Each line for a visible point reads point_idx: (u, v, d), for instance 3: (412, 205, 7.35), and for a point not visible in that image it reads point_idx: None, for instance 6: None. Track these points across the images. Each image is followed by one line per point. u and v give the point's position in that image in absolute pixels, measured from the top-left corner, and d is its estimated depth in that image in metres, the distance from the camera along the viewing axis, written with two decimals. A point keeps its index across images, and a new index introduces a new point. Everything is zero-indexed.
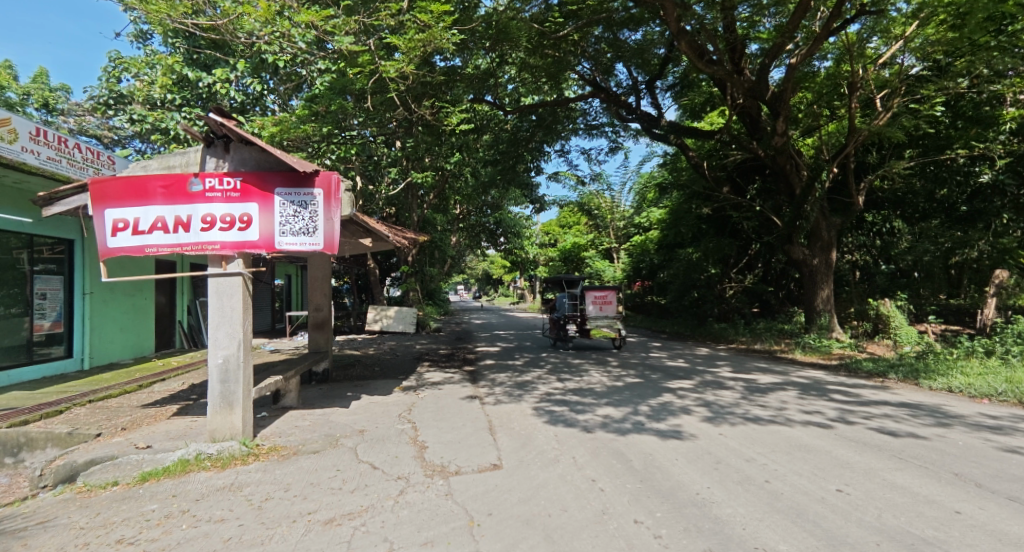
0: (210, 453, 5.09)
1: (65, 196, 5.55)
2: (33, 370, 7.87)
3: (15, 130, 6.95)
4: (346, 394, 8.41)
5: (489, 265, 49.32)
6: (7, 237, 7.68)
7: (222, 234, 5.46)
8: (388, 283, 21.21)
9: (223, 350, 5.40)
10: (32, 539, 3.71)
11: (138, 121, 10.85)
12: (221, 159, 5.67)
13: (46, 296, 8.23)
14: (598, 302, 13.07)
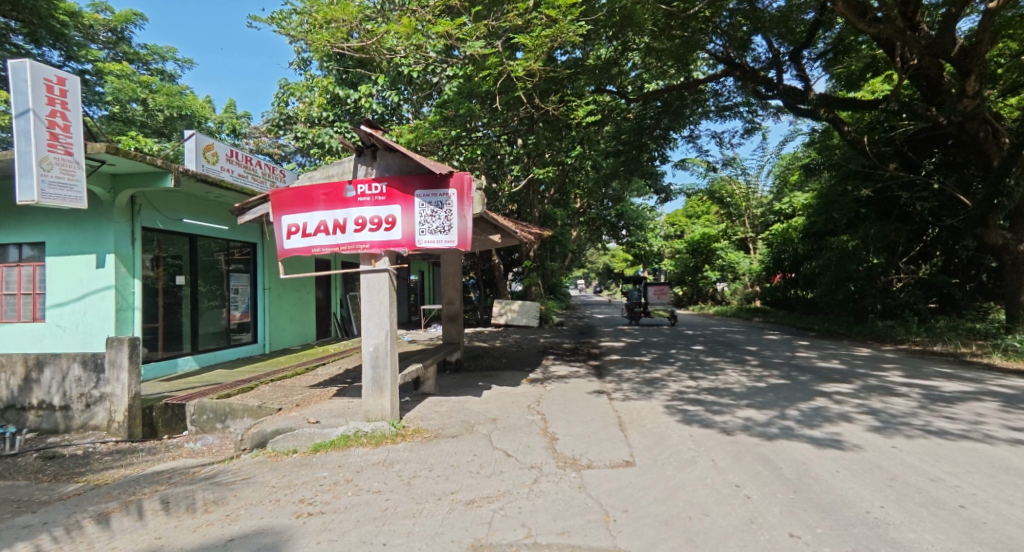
0: (366, 431, 5.62)
1: (253, 206, 6.46)
2: (231, 351, 9.29)
3: (216, 154, 8.30)
4: (477, 383, 8.80)
5: (610, 258, 48.55)
6: (209, 242, 9.12)
7: (372, 234, 5.99)
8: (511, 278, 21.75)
9: (374, 339, 5.92)
10: (240, 492, 4.40)
11: (301, 139, 12.30)
12: (370, 166, 6.16)
13: (238, 291, 9.68)
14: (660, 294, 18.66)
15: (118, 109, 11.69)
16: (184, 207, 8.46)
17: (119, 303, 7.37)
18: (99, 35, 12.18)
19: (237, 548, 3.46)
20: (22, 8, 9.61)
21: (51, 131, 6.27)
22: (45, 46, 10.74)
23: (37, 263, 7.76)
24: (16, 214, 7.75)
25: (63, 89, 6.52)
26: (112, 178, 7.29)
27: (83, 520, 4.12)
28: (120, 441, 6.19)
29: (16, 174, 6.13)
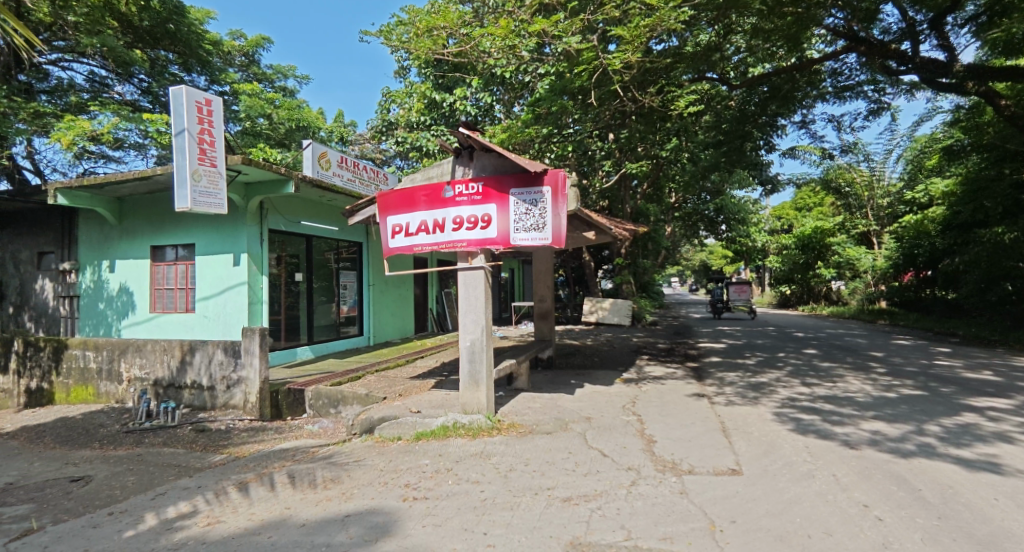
0: (463, 422, 5.78)
1: (362, 208, 6.88)
2: (340, 343, 9.96)
3: (329, 160, 8.95)
4: (570, 381, 8.75)
5: (708, 255, 46.36)
6: (322, 242, 9.82)
7: (468, 233, 6.15)
8: (601, 275, 21.36)
9: (470, 334, 6.07)
10: (353, 472, 4.71)
11: (401, 143, 12.88)
12: (467, 166, 6.33)
13: (346, 287, 10.33)
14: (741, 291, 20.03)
15: (249, 124, 12.84)
16: (302, 210, 9.19)
17: (251, 297, 8.21)
18: (236, 60, 13.63)
19: (352, 526, 3.70)
20: (178, 41, 11.21)
21: (200, 146, 7.12)
22: (193, 72, 12.05)
23: (188, 261, 8.79)
24: (172, 219, 8.80)
25: (211, 109, 7.35)
26: (246, 187, 8.12)
27: (226, 487, 4.61)
28: (253, 419, 6.91)
29: (174, 185, 7.03)
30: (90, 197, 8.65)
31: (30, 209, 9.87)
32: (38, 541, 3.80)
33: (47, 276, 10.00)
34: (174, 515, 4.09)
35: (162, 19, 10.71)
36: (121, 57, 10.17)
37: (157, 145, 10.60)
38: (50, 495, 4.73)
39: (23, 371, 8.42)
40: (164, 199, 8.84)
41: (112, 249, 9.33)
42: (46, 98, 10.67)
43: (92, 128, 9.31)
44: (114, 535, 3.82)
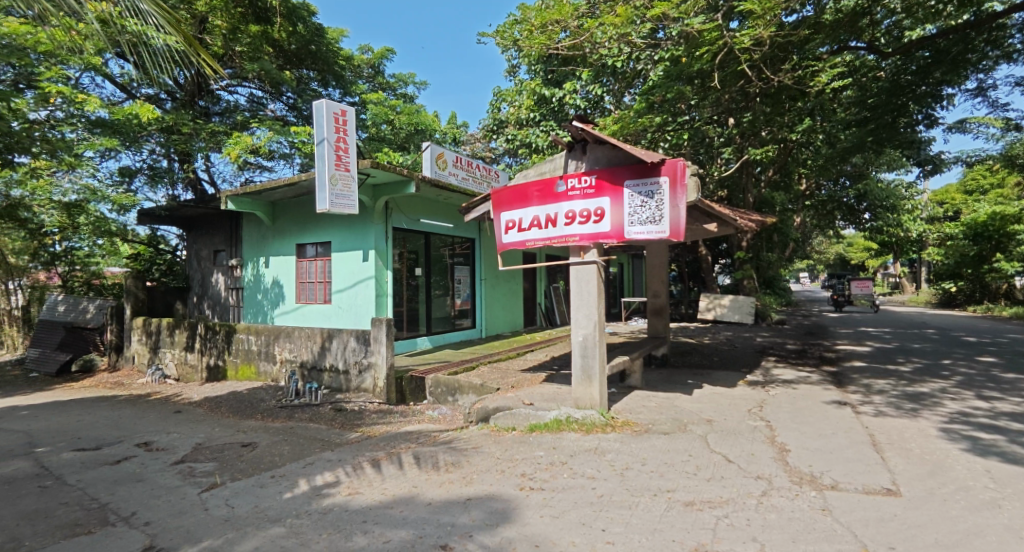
0: (577, 417, 5.77)
1: (478, 205, 7.11)
2: (455, 334, 10.42)
3: (445, 160, 9.37)
4: (686, 381, 8.35)
5: (848, 247, 41.76)
6: (440, 239, 10.35)
7: (580, 227, 6.11)
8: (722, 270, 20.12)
9: (583, 329, 6.04)
10: (472, 458, 4.93)
11: (512, 141, 13.07)
12: (580, 160, 6.28)
13: (460, 281, 10.75)
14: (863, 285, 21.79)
15: (374, 131, 13.74)
16: (422, 209, 9.75)
17: (377, 290, 8.91)
18: (365, 72, 14.79)
19: (474, 509, 3.87)
20: (318, 59, 12.56)
21: (336, 153, 7.82)
22: (330, 87, 13.30)
23: (326, 258, 9.73)
24: (314, 220, 9.80)
25: (345, 119, 8.07)
26: (373, 188, 8.82)
27: (362, 462, 5.07)
28: (381, 403, 7.49)
29: (315, 189, 7.81)
30: (250, 202, 9.93)
31: (207, 214, 11.55)
32: (219, 495, 4.47)
33: (219, 271, 11.66)
34: (322, 483, 4.58)
35: (306, 41, 12.13)
36: (273, 78, 11.49)
37: (303, 156, 11.82)
38: (228, 456, 5.55)
39: (203, 350, 9.92)
40: (309, 202, 9.85)
41: (268, 247, 10.61)
42: (219, 118, 12.30)
43: (253, 142, 10.66)
44: (277, 495, 4.38)
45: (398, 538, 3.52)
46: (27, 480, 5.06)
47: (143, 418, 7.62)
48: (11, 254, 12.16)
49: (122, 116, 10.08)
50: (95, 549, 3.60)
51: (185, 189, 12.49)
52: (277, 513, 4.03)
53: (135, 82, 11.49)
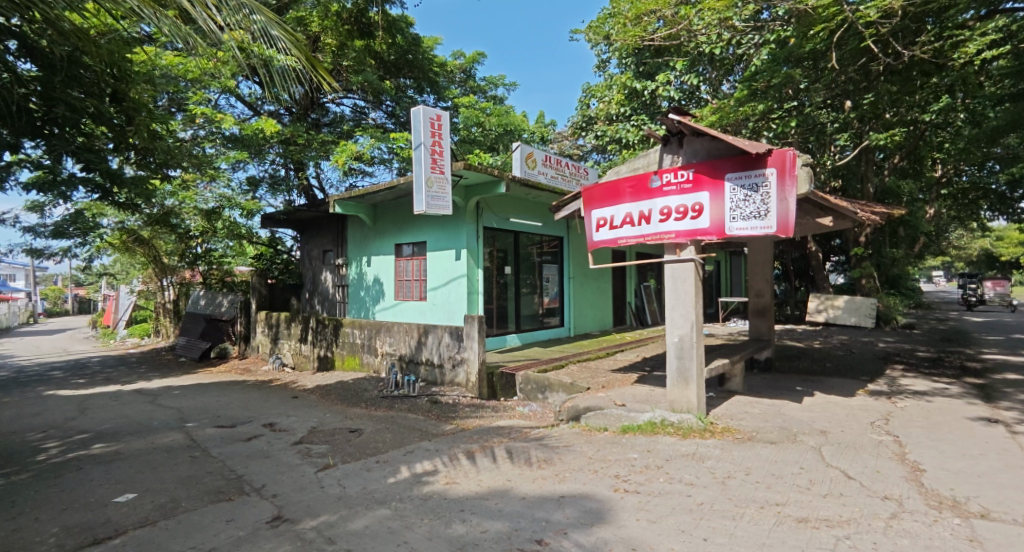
0: (672, 420, 5.48)
1: (569, 203, 6.78)
2: (543, 332, 10.49)
3: (535, 159, 9.35)
4: (795, 387, 7.70)
5: (996, 241, 36.60)
6: (530, 237, 10.46)
7: (677, 224, 5.64)
8: (836, 268, 18.43)
9: (679, 330, 5.63)
10: (565, 456, 4.89)
11: (601, 137, 12.68)
12: (677, 154, 5.75)
13: (549, 279, 10.76)
14: (996, 286, 20.64)
15: (465, 133, 14.07)
16: (512, 208, 9.92)
17: (469, 288, 9.20)
18: (457, 77, 15.31)
19: (569, 507, 3.84)
20: (415, 67, 13.27)
21: (432, 156, 8.15)
22: (426, 93, 13.95)
23: (422, 256, 10.20)
24: (410, 221, 10.33)
25: (441, 124, 8.42)
26: (466, 189, 9.12)
27: (458, 453, 5.18)
28: (474, 396, 7.68)
29: (413, 191, 8.21)
30: (354, 205, 10.70)
31: (317, 217, 12.59)
32: (333, 475, 4.81)
33: (328, 269, 12.67)
34: (420, 471, 4.76)
35: (404, 51, 12.88)
36: (375, 87, 12.25)
37: (400, 160, 12.51)
38: (338, 440, 5.99)
39: (315, 342, 10.83)
40: (405, 205, 10.41)
41: (370, 247, 11.34)
42: (328, 128, 13.37)
43: (357, 149, 11.46)
44: (382, 479, 4.63)
45: (496, 529, 3.58)
46: (179, 450, 5.78)
47: (267, 401, 8.47)
48: (165, 254, 14.46)
49: (251, 131, 11.23)
50: (235, 515, 4.02)
51: (300, 195, 13.68)
52: (382, 496, 4.26)
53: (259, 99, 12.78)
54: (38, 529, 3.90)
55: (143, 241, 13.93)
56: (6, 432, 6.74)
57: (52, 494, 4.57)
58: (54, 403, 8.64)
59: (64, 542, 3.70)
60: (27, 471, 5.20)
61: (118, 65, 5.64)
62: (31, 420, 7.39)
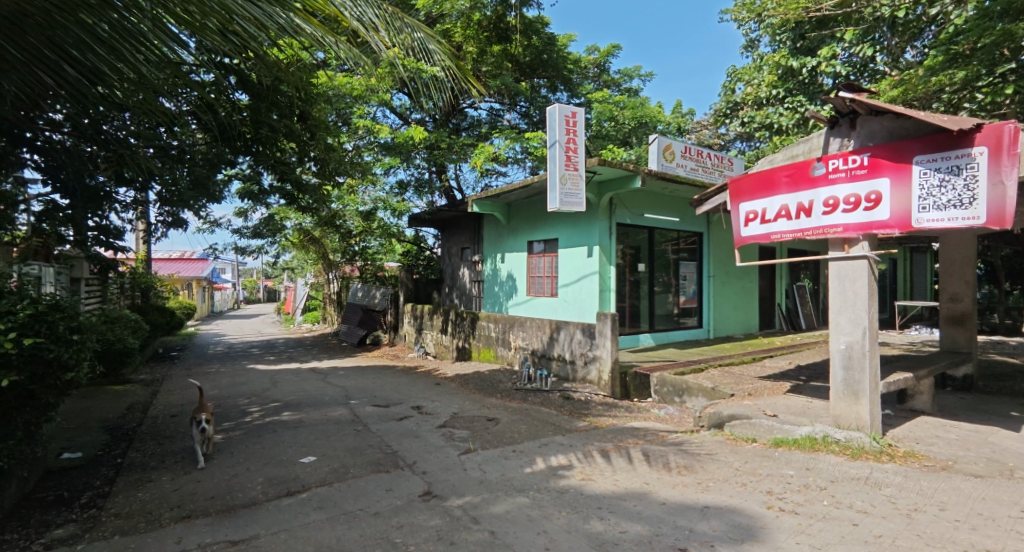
0: (838, 438, 4.68)
1: (711, 196, 6.17)
2: (680, 333, 10.01)
3: (674, 151, 8.89)
4: (1001, 412, 6.42)
5: None
6: (667, 233, 10.03)
7: (845, 216, 4.83)
8: None
9: (846, 336, 4.89)
10: (708, 465, 4.48)
11: (748, 124, 10.87)
12: (847, 137, 4.92)
13: (686, 278, 10.25)
14: None
15: (597, 129, 13.96)
16: (646, 203, 9.58)
17: (601, 285, 9.06)
18: (592, 72, 15.22)
19: (714, 519, 3.53)
20: (549, 67, 13.45)
21: (566, 153, 8.16)
22: (560, 92, 14.04)
23: (554, 254, 10.29)
24: (543, 218, 10.45)
25: (576, 120, 8.35)
26: (599, 185, 8.97)
27: (592, 451, 5.11)
28: (606, 395, 7.49)
29: (547, 189, 8.29)
30: (490, 204, 11.14)
31: (456, 216, 13.31)
32: (475, 459, 5.04)
33: (465, 265, 13.34)
34: (557, 465, 4.78)
35: (539, 52, 13.14)
36: (512, 89, 12.59)
37: (533, 159, 12.78)
38: (478, 427, 6.26)
39: (454, 333, 11.47)
40: (539, 202, 10.57)
41: (504, 245, 11.69)
42: (466, 132, 14.11)
43: (493, 150, 11.88)
44: (520, 469, 4.74)
45: (635, 531, 3.43)
46: (346, 423, 6.46)
47: (413, 386, 9.16)
48: (331, 251, 16.31)
49: (403, 139, 12.11)
50: (393, 485, 4.40)
51: (441, 196, 14.55)
52: (521, 485, 4.35)
53: (408, 109, 13.83)
54: (247, 477, 4.59)
55: (314, 239, 15.83)
56: (222, 396, 8.07)
57: (256, 450, 5.36)
58: (252, 375, 10.16)
59: (266, 491, 4.31)
60: (237, 430, 6.15)
61: (307, 90, 6.42)
62: (237, 388, 8.79)
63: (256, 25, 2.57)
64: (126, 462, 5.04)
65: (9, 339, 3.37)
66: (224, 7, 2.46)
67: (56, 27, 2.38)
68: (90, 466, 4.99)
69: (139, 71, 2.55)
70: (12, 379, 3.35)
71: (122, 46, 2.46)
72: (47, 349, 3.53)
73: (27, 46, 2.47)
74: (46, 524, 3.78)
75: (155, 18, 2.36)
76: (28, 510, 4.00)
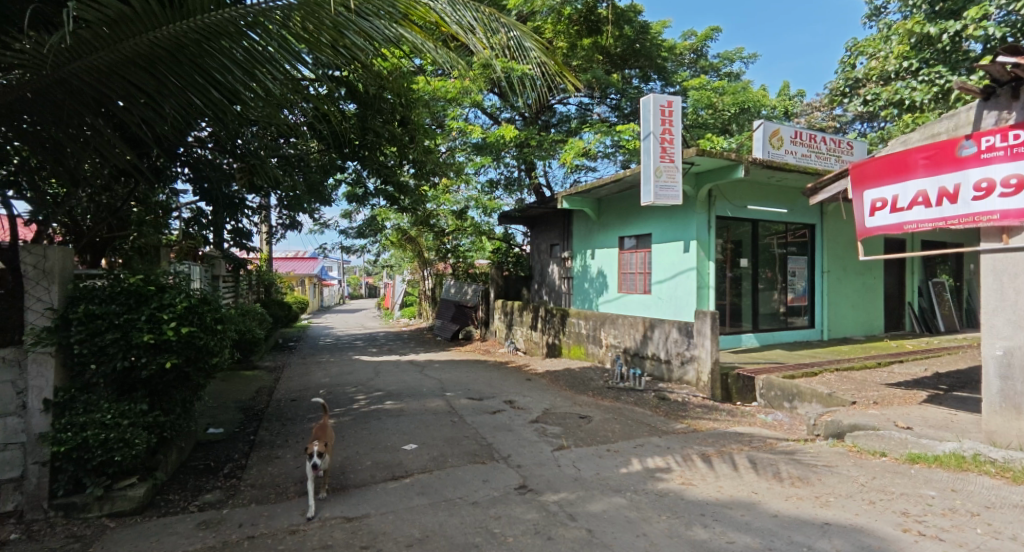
0: (992, 457, 4.09)
1: (828, 183, 5.68)
2: (788, 334, 9.33)
3: (782, 138, 8.28)
4: None
5: None
6: (772, 225, 9.36)
7: (1002, 201, 4.19)
8: None
9: (1003, 340, 4.30)
10: (827, 478, 4.11)
11: (870, 102, 9.30)
12: (1006, 110, 4.30)
13: (796, 274, 9.51)
14: None
15: (693, 118, 13.38)
16: (749, 194, 8.99)
17: (699, 282, 8.63)
18: (688, 58, 14.61)
19: (837, 538, 3.21)
20: (641, 56, 13.06)
21: (661, 145, 7.84)
22: (653, 81, 13.59)
23: (647, 249, 9.96)
24: (636, 212, 10.14)
25: (672, 110, 8.00)
26: (696, 176, 8.55)
27: (692, 454, 4.87)
28: (706, 398, 7.10)
29: (641, 182, 8.02)
30: (580, 200, 11.03)
31: (546, 212, 13.27)
32: (568, 456, 4.98)
33: (555, 262, 13.29)
34: (654, 467, 4.60)
35: (631, 42, 12.82)
36: (603, 82, 12.33)
37: (624, 152, 12.47)
38: (571, 424, 6.19)
39: (544, 330, 11.48)
40: (631, 196, 10.27)
41: (595, 241, 11.50)
42: (556, 128, 14.05)
43: (584, 145, 11.71)
44: (615, 468, 4.61)
45: (744, 543, 3.21)
46: (443, 414, 6.65)
47: (506, 380, 9.27)
48: (426, 250, 16.94)
49: (495, 138, 12.23)
50: (489, 477, 4.44)
51: (531, 194, 14.60)
52: (617, 485, 4.23)
53: (499, 108, 14.02)
54: (357, 460, 4.84)
55: (411, 238, 16.52)
56: (333, 384, 8.64)
57: (363, 435, 5.66)
58: (358, 365, 10.80)
59: (374, 474, 4.51)
60: (346, 415, 6.53)
61: (406, 95, 6.66)
62: (346, 377, 9.38)
63: (365, 37, 3.00)
64: (257, 439, 5.52)
65: (171, 327, 3.78)
66: (335, 23, 2.93)
67: (205, 55, 2.98)
68: (229, 441, 5.51)
69: (268, 87, 3.08)
70: (173, 362, 3.77)
71: (258, 67, 3.00)
72: (198, 337, 3.90)
73: (183, 75, 3.03)
74: (199, 489, 4.20)
75: (281, 38, 2.94)
76: (183, 476, 4.46)
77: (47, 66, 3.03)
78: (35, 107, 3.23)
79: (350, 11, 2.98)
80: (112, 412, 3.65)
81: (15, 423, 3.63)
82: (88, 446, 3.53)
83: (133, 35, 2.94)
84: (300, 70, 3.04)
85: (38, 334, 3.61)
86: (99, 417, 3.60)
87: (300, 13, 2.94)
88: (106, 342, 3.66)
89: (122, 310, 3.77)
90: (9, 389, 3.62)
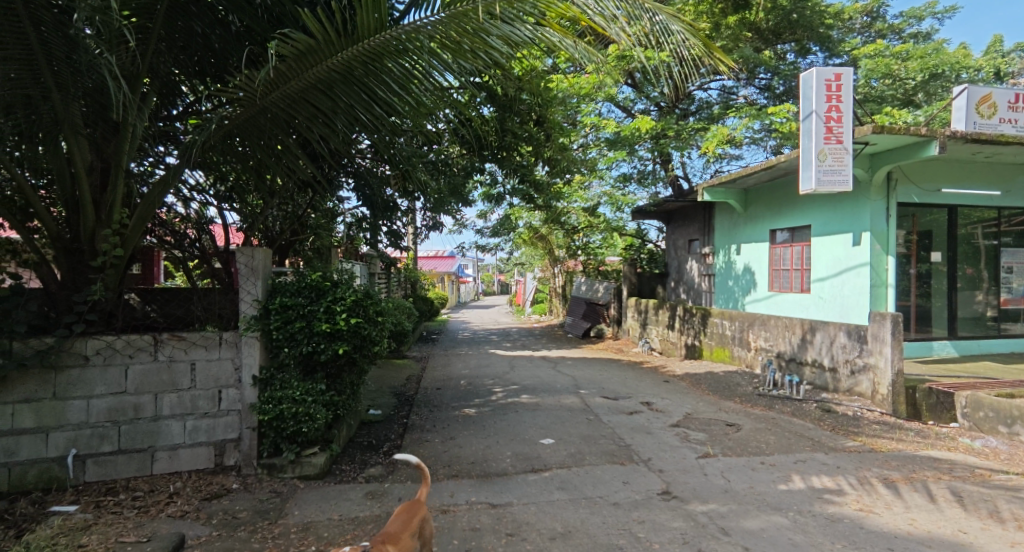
0: None
1: None
2: (1002, 343, 7.90)
3: (995, 104, 6.88)
4: None
5: None
6: (974, 211, 7.88)
7: None
8: None
9: None
10: None
11: None
12: None
13: (1012, 271, 8.07)
14: None
15: (865, 91, 11.76)
16: (945, 175, 7.61)
17: (875, 279, 7.52)
18: (858, 23, 12.92)
19: None
20: (799, 27, 11.73)
21: (827, 125, 6.91)
22: (813, 55, 12.19)
23: (805, 242, 8.94)
24: (790, 202, 9.16)
25: (840, 83, 6.95)
26: (872, 157, 7.41)
27: (869, 477, 4.20)
28: (885, 413, 6.14)
29: (800, 168, 7.23)
30: (724, 191, 10.23)
31: (686, 206, 12.54)
32: (716, 465, 4.57)
33: (694, 258, 12.51)
34: (821, 487, 4.04)
35: (786, 13, 11.56)
36: (753, 61, 11.30)
37: (776, 136, 11.32)
38: (716, 431, 5.72)
39: (683, 329, 10.85)
40: (784, 185, 9.29)
41: (740, 235, 10.62)
42: (696, 115, 13.18)
43: (729, 132, 10.83)
44: (773, 483, 4.13)
45: None
46: (579, 410, 6.51)
47: (642, 380, 8.92)
48: (557, 246, 16.94)
49: (630, 130, 11.80)
50: (630, 479, 4.22)
51: (668, 186, 13.86)
52: (776, 502, 3.77)
53: (633, 99, 13.51)
54: (498, 450, 4.89)
55: (542, 236, 16.63)
56: (472, 376, 8.94)
57: (503, 426, 5.73)
58: (494, 358, 11.09)
59: (514, 464, 4.51)
60: (486, 407, 6.67)
61: (544, 93, 6.63)
62: (484, 369, 9.66)
63: (506, 40, 2.98)
64: (409, 422, 5.83)
65: (342, 317, 4.10)
66: (478, 29, 2.94)
67: (370, 75, 3.18)
68: (386, 422, 5.88)
69: (420, 98, 3.25)
70: (345, 349, 4.08)
71: (412, 81, 3.17)
72: (364, 327, 4.19)
73: (352, 94, 3.27)
74: (365, 462, 4.52)
75: (431, 48, 3.03)
76: (352, 450, 4.83)
77: (254, 97, 3.42)
78: (244, 134, 3.69)
79: (493, 17, 2.94)
80: (300, 389, 4.06)
81: (234, 394, 4.07)
82: (284, 417, 3.99)
83: (316, 63, 3.20)
84: (446, 78, 3.16)
85: (248, 320, 4.07)
86: (291, 392, 4.03)
87: (446, 24, 2.99)
88: (295, 330, 4.06)
89: (306, 302, 4.14)
90: (228, 364, 4.06)
